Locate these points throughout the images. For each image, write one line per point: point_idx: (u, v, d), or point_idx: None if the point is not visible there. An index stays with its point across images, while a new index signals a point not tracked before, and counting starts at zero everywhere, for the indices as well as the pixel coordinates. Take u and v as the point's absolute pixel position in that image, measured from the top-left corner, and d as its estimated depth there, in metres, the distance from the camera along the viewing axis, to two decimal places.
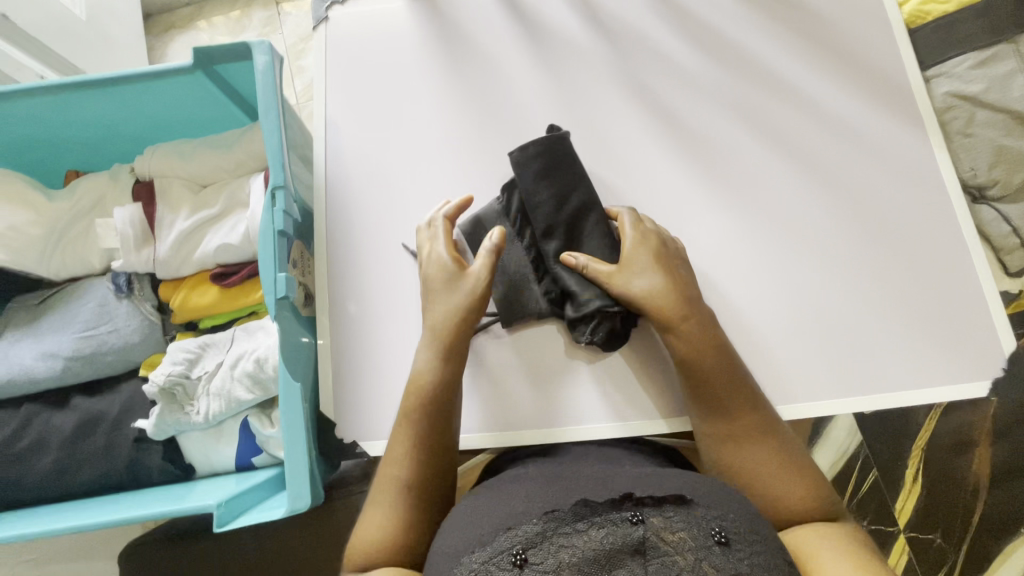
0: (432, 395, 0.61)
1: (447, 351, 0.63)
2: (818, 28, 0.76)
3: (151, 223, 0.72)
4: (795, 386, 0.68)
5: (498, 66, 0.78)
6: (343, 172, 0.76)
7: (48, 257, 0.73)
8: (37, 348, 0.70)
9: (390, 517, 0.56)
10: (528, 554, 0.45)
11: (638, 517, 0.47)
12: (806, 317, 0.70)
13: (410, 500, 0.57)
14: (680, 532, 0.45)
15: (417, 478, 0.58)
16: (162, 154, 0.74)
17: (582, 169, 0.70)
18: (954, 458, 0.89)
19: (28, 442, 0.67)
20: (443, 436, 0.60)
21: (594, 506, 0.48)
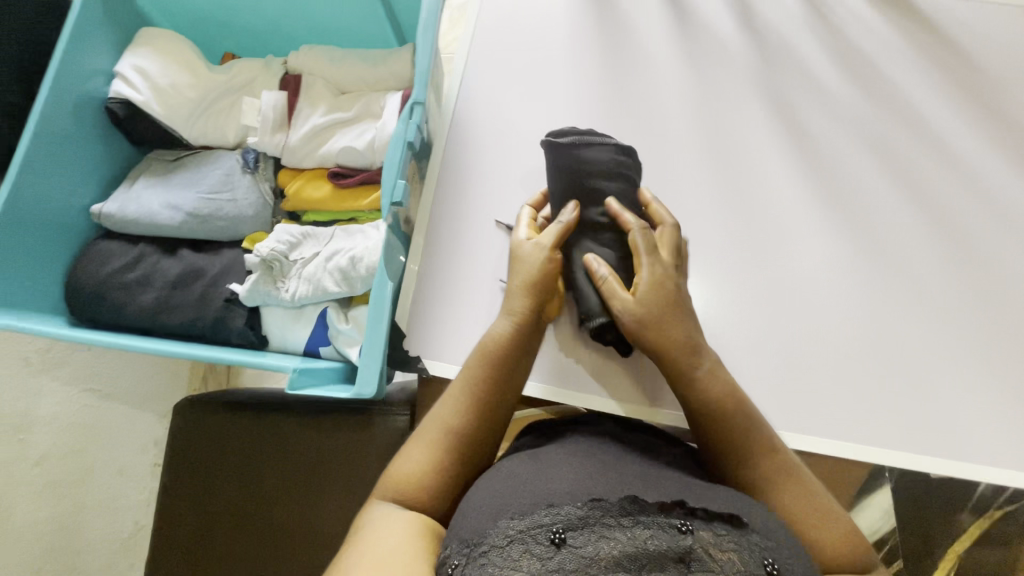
0: (495, 359, 0.60)
1: (519, 314, 0.62)
2: (981, 87, 0.74)
3: (290, 113, 0.77)
4: (863, 430, 0.65)
5: (644, 48, 0.79)
6: (471, 110, 0.79)
7: (193, 121, 0.79)
8: (163, 197, 0.76)
9: (434, 454, 0.56)
10: (567, 535, 0.44)
11: (687, 526, 0.44)
12: (890, 369, 0.66)
13: (450, 450, 0.56)
14: (731, 553, 0.43)
15: (470, 422, 0.57)
16: (316, 53, 0.79)
17: (558, 178, 0.68)
18: None
19: (135, 275, 0.73)
20: (502, 390, 0.60)
21: (643, 506, 0.46)
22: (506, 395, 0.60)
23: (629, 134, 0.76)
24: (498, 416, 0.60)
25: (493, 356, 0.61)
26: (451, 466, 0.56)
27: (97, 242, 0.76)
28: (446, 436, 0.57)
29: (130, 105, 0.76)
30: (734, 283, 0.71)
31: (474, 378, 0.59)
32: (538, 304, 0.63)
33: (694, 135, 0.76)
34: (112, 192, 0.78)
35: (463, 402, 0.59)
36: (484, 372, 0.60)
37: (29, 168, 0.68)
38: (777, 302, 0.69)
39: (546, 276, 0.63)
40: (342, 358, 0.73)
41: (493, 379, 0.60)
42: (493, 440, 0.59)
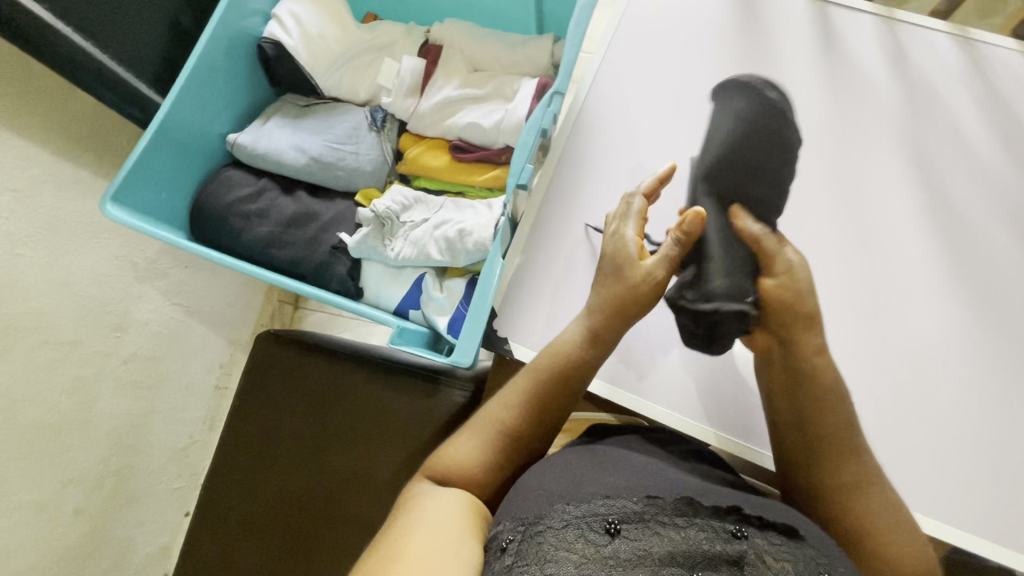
0: (565, 366, 0.60)
1: (598, 328, 0.62)
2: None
3: (424, 81, 0.79)
4: (948, 509, 0.62)
5: (787, 77, 0.77)
6: (599, 109, 0.79)
7: (332, 72, 0.81)
8: (292, 139, 0.80)
9: (489, 444, 0.57)
10: (622, 526, 0.45)
11: (741, 532, 0.44)
12: (991, 455, 0.63)
13: (504, 445, 0.57)
14: (785, 561, 0.42)
15: (527, 422, 0.58)
16: (460, 27, 0.80)
17: (733, 137, 0.71)
18: None
19: (257, 207, 0.77)
20: (565, 393, 0.60)
21: (698, 508, 0.46)
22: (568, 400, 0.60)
23: None
24: (555, 419, 0.60)
25: (561, 360, 0.61)
26: (504, 459, 0.57)
27: (227, 169, 0.80)
28: (503, 431, 0.58)
29: (281, 48, 0.80)
30: (838, 335, 0.68)
31: (539, 379, 0.59)
32: (622, 319, 0.62)
33: (823, 178, 0.73)
34: (247, 126, 0.82)
35: (524, 401, 0.59)
36: (551, 374, 0.60)
37: (187, 91, 0.73)
38: (882, 363, 0.67)
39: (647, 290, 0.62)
40: (428, 325, 0.74)
41: (559, 384, 0.59)
42: (545, 439, 0.60)
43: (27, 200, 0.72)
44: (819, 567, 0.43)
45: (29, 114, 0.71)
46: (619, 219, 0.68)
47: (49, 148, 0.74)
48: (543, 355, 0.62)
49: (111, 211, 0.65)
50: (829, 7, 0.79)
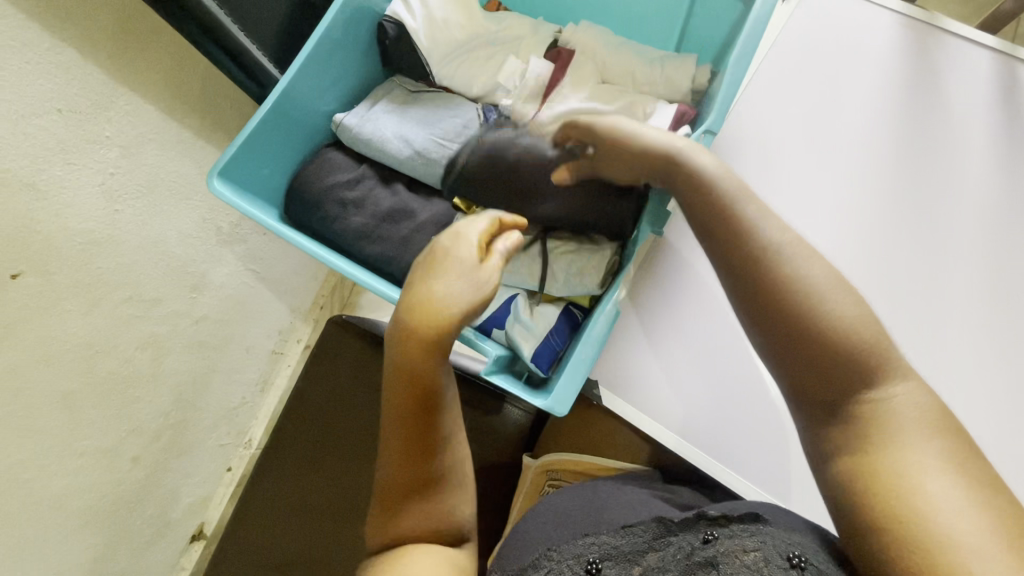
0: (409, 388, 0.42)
1: (431, 337, 0.42)
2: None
3: (549, 88, 0.73)
4: None
5: (953, 139, 0.69)
6: (734, 145, 0.72)
7: (448, 62, 0.77)
8: (398, 128, 0.75)
9: (389, 517, 0.43)
10: (601, 564, 0.48)
11: (711, 535, 0.46)
12: None
13: (397, 505, 0.43)
14: (753, 552, 0.42)
15: (403, 471, 0.43)
16: (596, 34, 0.74)
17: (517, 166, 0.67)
18: None
19: (354, 196, 0.74)
20: (429, 419, 0.43)
21: (670, 526, 0.49)
22: (423, 419, 0.42)
23: (899, 242, 0.68)
24: (421, 442, 0.42)
25: (392, 391, 0.43)
26: (405, 515, 0.43)
27: (328, 150, 0.77)
28: (387, 497, 0.43)
29: (402, 29, 0.75)
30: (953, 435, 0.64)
31: (394, 412, 0.43)
32: (458, 318, 0.43)
33: (979, 267, 0.66)
34: (355, 107, 0.78)
35: (386, 455, 0.43)
36: (392, 408, 0.43)
37: (304, 67, 0.69)
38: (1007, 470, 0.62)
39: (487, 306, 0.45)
40: (509, 346, 0.69)
41: (407, 413, 0.42)
42: (425, 465, 0.43)
43: (132, 157, 0.71)
44: (789, 549, 0.41)
45: (146, 70, 0.69)
46: (430, 253, 0.47)
47: (159, 105, 0.73)
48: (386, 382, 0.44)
49: (215, 186, 0.64)
50: (1020, 65, 0.68)
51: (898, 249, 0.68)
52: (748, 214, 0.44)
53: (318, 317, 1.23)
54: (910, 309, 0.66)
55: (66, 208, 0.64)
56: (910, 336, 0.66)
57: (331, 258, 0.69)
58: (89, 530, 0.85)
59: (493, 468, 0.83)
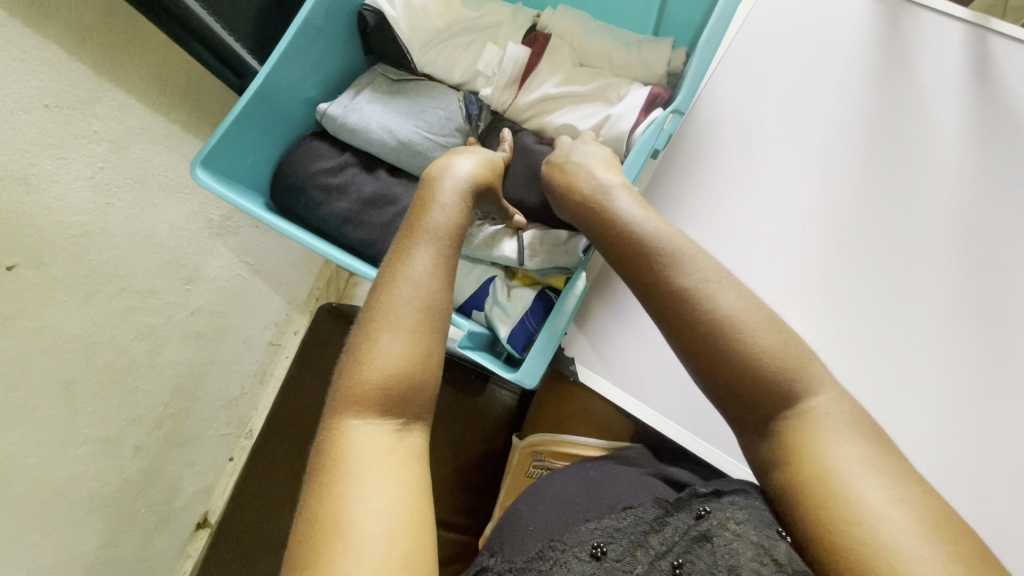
0: (426, 234, 0.52)
1: (445, 204, 0.54)
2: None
3: (527, 71, 0.73)
4: None
5: (924, 114, 0.70)
6: (708, 125, 0.74)
7: (427, 50, 0.78)
8: (381, 117, 0.76)
9: (370, 348, 0.46)
10: (606, 548, 0.48)
11: (704, 511, 0.47)
12: None
13: (393, 341, 0.46)
14: (741, 523, 0.43)
15: (407, 305, 0.47)
16: (573, 17, 0.74)
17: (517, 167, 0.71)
18: None
19: (337, 181, 0.76)
20: (437, 265, 0.50)
21: (668, 507, 0.50)
22: (433, 262, 0.50)
23: (872, 214, 0.69)
24: (421, 281, 0.49)
25: (413, 232, 0.52)
26: (386, 351, 0.46)
27: (312, 139, 0.79)
28: (376, 322, 0.47)
29: (381, 17, 0.76)
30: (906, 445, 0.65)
31: (406, 256, 0.50)
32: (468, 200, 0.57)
33: (951, 238, 0.67)
34: (339, 96, 0.80)
35: (388, 284, 0.49)
36: (409, 244, 0.51)
37: (285, 57, 0.71)
38: (973, 439, 0.63)
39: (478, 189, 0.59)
40: (489, 326, 0.74)
41: (419, 247, 0.51)
42: (419, 304, 0.47)
43: (121, 152, 0.73)
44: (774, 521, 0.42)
45: (131, 63, 0.71)
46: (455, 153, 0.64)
47: (146, 100, 0.74)
48: (401, 238, 0.53)
49: (200, 176, 0.66)
50: (991, 36, 0.69)
51: (868, 223, 0.69)
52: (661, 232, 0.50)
53: (314, 308, 1.25)
54: (881, 281, 0.68)
55: (57, 201, 0.66)
56: (881, 307, 0.67)
57: (314, 241, 0.71)
58: (93, 516, 0.87)
59: (482, 447, 0.85)
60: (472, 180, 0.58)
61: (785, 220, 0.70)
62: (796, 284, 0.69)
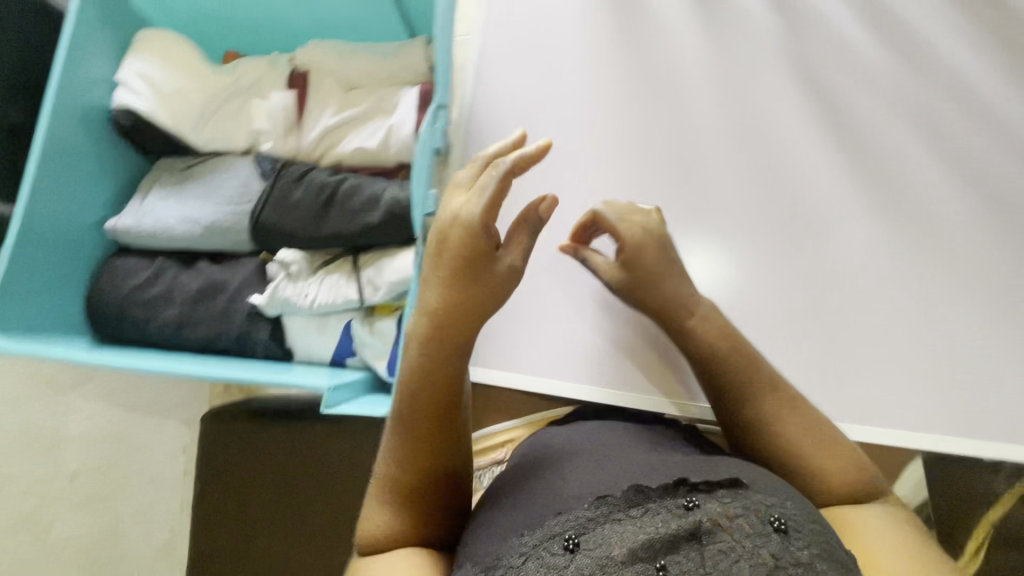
0: (444, 357, 0.44)
1: (456, 295, 0.44)
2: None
3: (301, 113, 0.75)
4: (886, 406, 0.66)
5: (660, 21, 0.74)
6: (484, 103, 0.76)
7: (200, 128, 0.76)
8: (178, 209, 0.74)
9: (402, 501, 0.44)
10: (581, 539, 0.40)
11: (693, 502, 0.41)
12: (915, 348, 0.66)
13: (417, 490, 0.43)
14: (739, 517, 0.39)
15: (429, 452, 0.44)
16: (325, 49, 0.75)
17: (304, 199, 0.70)
18: None
19: (156, 291, 0.72)
20: (452, 392, 0.44)
21: (648, 493, 0.42)
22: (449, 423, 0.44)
23: (650, 128, 0.72)
24: (440, 421, 0.44)
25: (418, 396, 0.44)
26: (420, 511, 0.44)
27: (114, 259, 0.75)
28: (402, 488, 0.44)
29: (134, 117, 0.72)
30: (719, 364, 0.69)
31: (419, 391, 0.44)
32: (469, 276, 0.45)
33: (722, 121, 0.71)
34: (126, 205, 0.76)
35: (405, 445, 0.44)
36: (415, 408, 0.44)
37: (40, 188, 0.67)
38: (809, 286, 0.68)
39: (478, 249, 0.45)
40: (368, 368, 0.72)
41: (429, 408, 0.44)
42: (441, 446, 0.44)
43: None
44: (769, 511, 0.40)
45: None
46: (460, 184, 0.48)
47: None
48: (413, 362, 0.44)
49: None
50: None
51: (652, 133, 0.72)
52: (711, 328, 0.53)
53: None
54: (683, 185, 0.71)
55: None
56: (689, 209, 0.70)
57: (152, 362, 0.67)
58: None
59: None
60: (463, 236, 0.45)
61: (579, 164, 0.72)
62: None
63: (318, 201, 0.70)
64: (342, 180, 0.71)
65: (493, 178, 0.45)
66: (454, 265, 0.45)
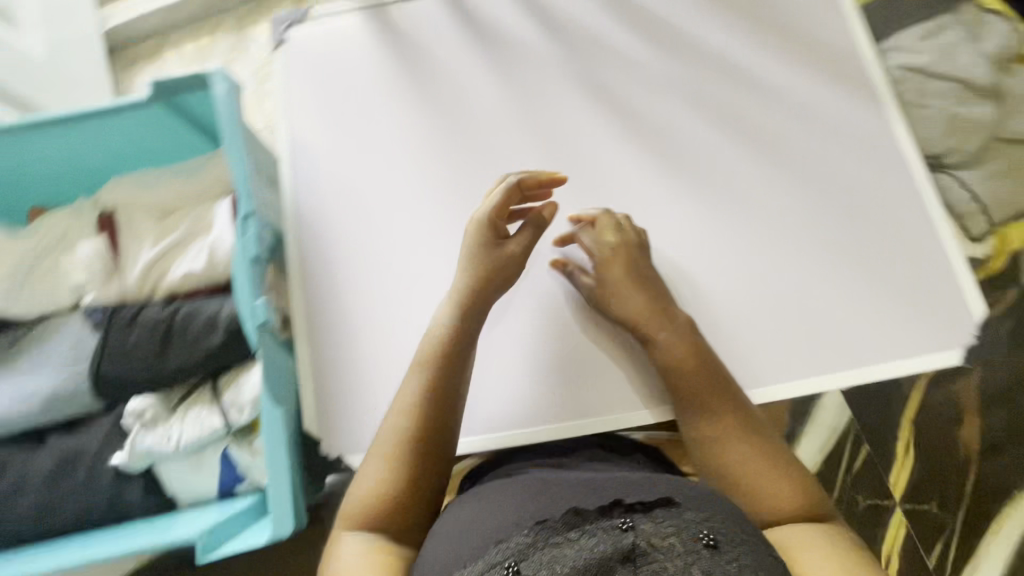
0: (454, 339, 0.60)
1: (478, 278, 0.63)
2: (782, 22, 0.76)
3: (119, 254, 0.72)
4: (765, 366, 0.67)
5: (452, 74, 0.78)
6: (307, 190, 0.75)
7: (15, 298, 0.71)
8: (12, 390, 0.68)
9: (392, 465, 0.55)
10: (520, 566, 0.43)
11: (628, 523, 0.45)
12: (767, 304, 0.68)
13: (415, 454, 0.55)
14: (671, 536, 0.44)
15: (429, 422, 0.56)
16: (128, 183, 0.73)
17: (141, 341, 0.67)
18: (946, 443, 0.83)
19: (5, 484, 0.66)
20: (461, 369, 0.60)
21: (585, 516, 0.47)
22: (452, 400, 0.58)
23: (471, 173, 0.74)
24: (451, 391, 0.58)
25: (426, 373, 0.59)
26: (413, 475, 0.55)
27: None
28: (394, 452, 0.55)
29: None
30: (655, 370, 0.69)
31: (439, 360, 0.59)
32: (485, 258, 0.65)
33: (534, 149, 0.75)
34: None
35: (402, 417, 0.57)
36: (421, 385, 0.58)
37: None
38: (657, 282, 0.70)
39: (485, 242, 0.65)
40: (260, 490, 0.68)
41: (435, 384, 0.58)
42: (442, 420, 0.57)
43: None
44: (701, 530, 0.45)
45: None
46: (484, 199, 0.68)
47: None
48: (430, 343, 0.61)
49: None
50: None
51: (473, 176, 0.74)
52: (677, 360, 0.62)
53: None
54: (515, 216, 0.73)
55: None
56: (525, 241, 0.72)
57: (12, 565, 0.61)
58: None
59: None
60: (483, 226, 0.65)
61: (413, 224, 0.73)
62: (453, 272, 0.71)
63: (156, 340, 0.67)
64: (177, 310, 0.68)
65: (501, 190, 0.66)
66: (473, 253, 0.65)
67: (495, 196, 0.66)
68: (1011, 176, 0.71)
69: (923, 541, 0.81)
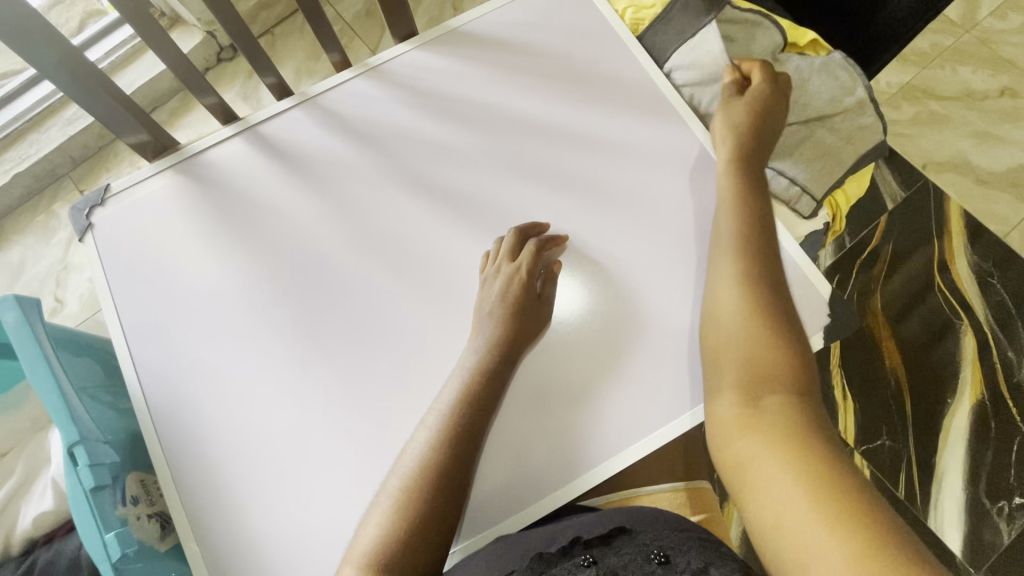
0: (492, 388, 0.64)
1: (523, 328, 0.67)
2: (572, 71, 0.79)
3: None
4: (661, 407, 0.66)
5: (275, 210, 0.76)
6: (153, 375, 0.70)
7: None
8: None
9: (392, 511, 0.57)
10: None
11: (589, 559, 0.55)
12: (644, 344, 0.68)
13: (427, 499, 0.58)
14: (626, 563, 0.53)
15: (449, 466, 0.60)
16: None
17: None
18: (869, 354, 1.27)
19: None
20: (483, 412, 0.63)
21: (547, 559, 0.56)
22: (472, 450, 0.61)
23: (319, 306, 0.72)
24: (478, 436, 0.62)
25: (445, 420, 0.62)
26: (421, 517, 0.57)
27: None
28: (402, 495, 0.58)
29: None
30: (604, 420, 0.66)
31: (468, 398, 0.63)
32: (519, 302, 0.68)
33: (376, 260, 0.73)
34: None
35: (415, 458, 0.60)
36: (443, 431, 0.61)
37: None
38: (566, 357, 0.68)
39: (516, 287, 0.68)
40: None
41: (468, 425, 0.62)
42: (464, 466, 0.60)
43: None
44: (653, 548, 0.55)
45: None
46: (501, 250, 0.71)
47: None
48: (475, 383, 0.64)
49: None
50: (256, 132, 0.79)
51: (323, 307, 0.71)
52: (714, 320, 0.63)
53: None
54: (377, 335, 0.70)
55: None
56: (392, 357, 0.69)
57: None
58: None
59: None
60: (519, 266, 0.69)
61: (275, 376, 0.69)
62: (324, 417, 0.67)
63: None
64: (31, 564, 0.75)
65: (527, 253, 0.69)
66: (514, 301, 0.68)
67: (519, 256, 0.69)
68: (814, 155, 0.75)
69: (882, 469, 1.21)
